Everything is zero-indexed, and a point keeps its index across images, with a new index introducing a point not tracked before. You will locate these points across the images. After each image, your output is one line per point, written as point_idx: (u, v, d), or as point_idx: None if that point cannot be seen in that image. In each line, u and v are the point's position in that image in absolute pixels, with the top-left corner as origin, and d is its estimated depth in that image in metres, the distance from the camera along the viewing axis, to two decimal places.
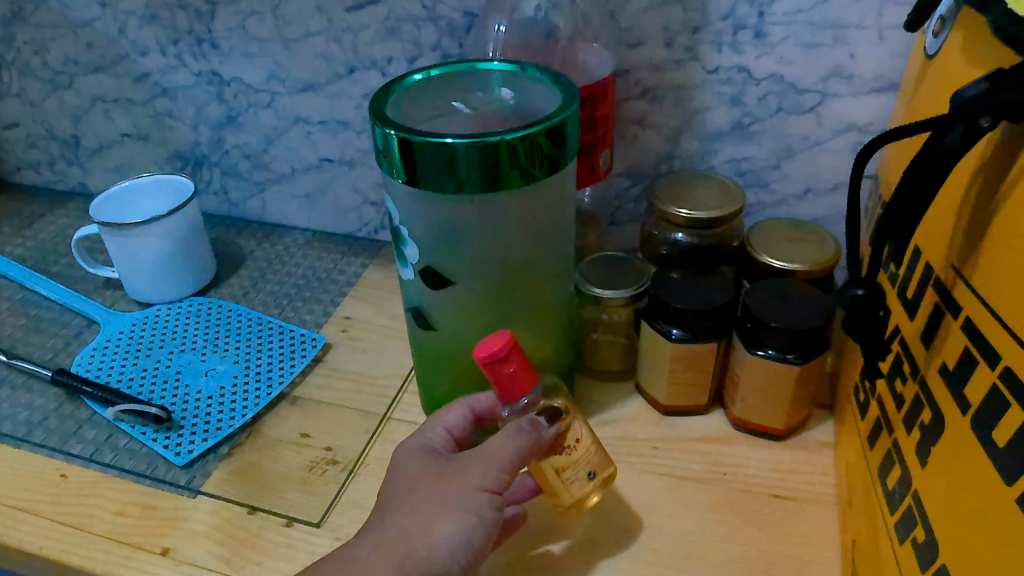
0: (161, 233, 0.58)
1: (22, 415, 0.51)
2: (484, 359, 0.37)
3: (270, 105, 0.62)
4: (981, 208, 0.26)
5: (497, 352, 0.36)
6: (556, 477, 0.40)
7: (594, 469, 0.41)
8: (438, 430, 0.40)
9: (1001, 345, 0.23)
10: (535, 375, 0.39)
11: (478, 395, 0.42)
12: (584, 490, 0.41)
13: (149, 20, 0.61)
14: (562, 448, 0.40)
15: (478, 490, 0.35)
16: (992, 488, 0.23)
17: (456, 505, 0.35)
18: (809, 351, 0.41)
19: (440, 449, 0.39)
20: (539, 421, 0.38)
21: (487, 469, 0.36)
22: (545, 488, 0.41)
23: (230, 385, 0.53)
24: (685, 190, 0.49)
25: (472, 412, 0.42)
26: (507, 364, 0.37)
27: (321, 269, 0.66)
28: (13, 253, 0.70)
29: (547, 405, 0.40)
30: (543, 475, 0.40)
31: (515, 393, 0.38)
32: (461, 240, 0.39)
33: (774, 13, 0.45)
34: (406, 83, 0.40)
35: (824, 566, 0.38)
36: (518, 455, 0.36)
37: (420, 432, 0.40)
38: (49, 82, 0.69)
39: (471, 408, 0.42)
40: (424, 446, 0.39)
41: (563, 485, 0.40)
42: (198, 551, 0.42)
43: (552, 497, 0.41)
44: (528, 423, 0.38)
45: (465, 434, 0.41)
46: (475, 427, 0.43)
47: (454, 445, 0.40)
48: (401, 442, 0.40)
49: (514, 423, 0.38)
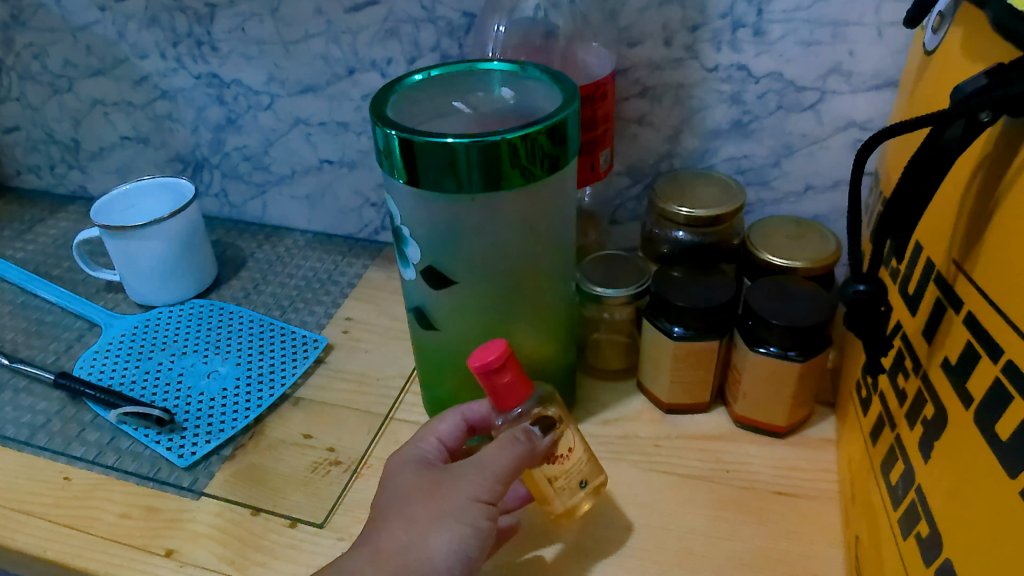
0: (163, 236, 0.59)
1: (25, 419, 0.51)
2: (478, 368, 0.37)
3: (270, 107, 0.62)
4: (982, 203, 0.26)
5: (492, 362, 0.36)
6: (547, 485, 0.40)
7: (585, 478, 0.41)
8: (431, 441, 0.41)
9: (1005, 338, 0.23)
10: (530, 384, 0.38)
11: (471, 404, 0.42)
12: (574, 499, 0.41)
13: (148, 23, 0.61)
14: (555, 457, 0.40)
15: (473, 501, 0.35)
16: (995, 480, 0.23)
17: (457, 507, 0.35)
18: (811, 348, 0.41)
19: (433, 459, 0.40)
20: (534, 431, 0.38)
21: (489, 467, 0.36)
22: (537, 496, 0.41)
23: (232, 386, 0.53)
24: (685, 188, 0.50)
25: (465, 421, 0.42)
26: (502, 376, 0.37)
27: (322, 270, 0.66)
28: (14, 257, 0.70)
29: (541, 415, 0.39)
30: (533, 482, 0.40)
31: (509, 402, 0.38)
32: (462, 241, 0.39)
33: (772, 11, 0.45)
34: (407, 84, 0.40)
35: (827, 561, 0.38)
36: (512, 467, 0.36)
37: (414, 441, 0.41)
38: (48, 86, 0.69)
39: (465, 417, 0.42)
40: (417, 458, 0.39)
41: (553, 493, 0.40)
42: (202, 552, 0.42)
43: (543, 505, 0.41)
44: (523, 433, 0.37)
45: (458, 443, 0.42)
46: (469, 435, 0.43)
47: (446, 454, 0.41)
48: (395, 451, 0.40)
49: (509, 432, 0.37)
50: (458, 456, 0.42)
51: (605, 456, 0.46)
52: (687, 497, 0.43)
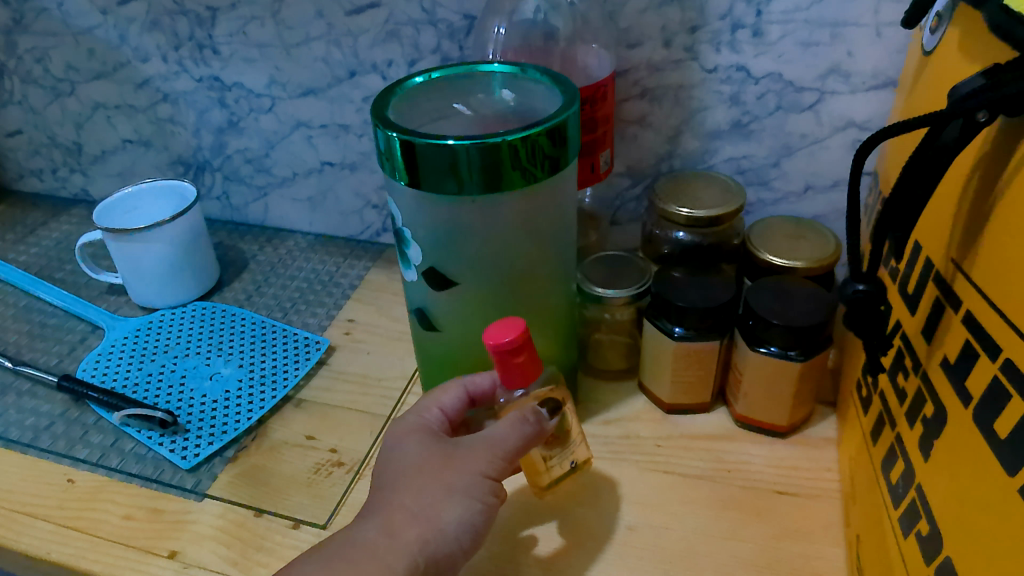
0: (165, 239, 0.59)
1: (29, 421, 0.52)
2: (493, 347, 0.37)
3: (271, 110, 0.63)
4: (979, 203, 0.26)
5: (510, 343, 0.37)
6: (542, 462, 0.41)
7: (577, 458, 0.43)
8: (434, 410, 0.40)
9: (1002, 338, 0.24)
10: (541, 367, 0.39)
11: (474, 376, 0.42)
12: (560, 476, 0.43)
13: (150, 26, 0.62)
14: (555, 437, 0.41)
15: (478, 484, 0.36)
16: (994, 478, 0.23)
17: (462, 493, 0.35)
18: (812, 348, 0.41)
19: (435, 428, 0.39)
20: (542, 412, 0.39)
21: (488, 461, 0.36)
22: (527, 469, 0.42)
23: (235, 388, 0.53)
24: (685, 189, 0.50)
25: (468, 394, 0.42)
26: (519, 355, 0.37)
27: (324, 272, 0.66)
28: (17, 261, 0.70)
29: (547, 397, 0.40)
30: (530, 460, 0.41)
31: (519, 383, 0.38)
32: (464, 241, 0.40)
33: (771, 12, 0.46)
34: (407, 87, 0.40)
35: (828, 561, 0.39)
36: (518, 446, 0.37)
37: (417, 411, 0.40)
38: (50, 89, 0.70)
39: (467, 390, 0.42)
40: (422, 427, 0.39)
41: (547, 469, 0.42)
42: (205, 554, 0.42)
43: (531, 477, 0.42)
44: (533, 413, 0.38)
45: (460, 414, 0.41)
46: (469, 409, 0.42)
47: (446, 424, 0.40)
48: (398, 420, 0.40)
49: (519, 412, 0.38)
50: (457, 429, 0.42)
51: (607, 455, 0.46)
52: (688, 496, 0.43)
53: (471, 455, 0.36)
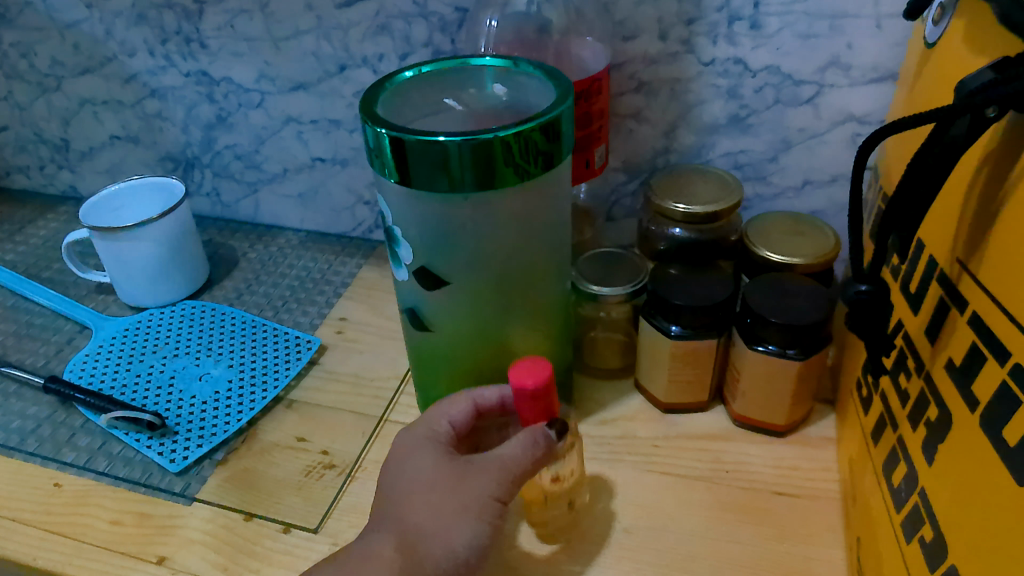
0: (153, 237, 0.58)
1: (15, 424, 0.51)
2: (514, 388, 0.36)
3: (261, 105, 0.62)
4: (987, 201, 0.26)
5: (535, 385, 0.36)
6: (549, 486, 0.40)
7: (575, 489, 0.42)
8: (442, 425, 0.39)
9: (1012, 341, 0.23)
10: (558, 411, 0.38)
11: (484, 390, 0.41)
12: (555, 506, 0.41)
13: (137, 20, 0.60)
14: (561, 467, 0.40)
15: (487, 503, 0.34)
16: (1002, 487, 0.22)
17: (469, 512, 0.34)
18: (811, 347, 0.41)
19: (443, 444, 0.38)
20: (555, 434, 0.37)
21: (497, 481, 0.35)
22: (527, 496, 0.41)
23: (224, 389, 0.52)
24: (682, 185, 0.49)
25: (476, 408, 0.40)
26: (543, 399, 0.36)
27: (316, 269, 0.65)
28: (4, 259, 0.69)
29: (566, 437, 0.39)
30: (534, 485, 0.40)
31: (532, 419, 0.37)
32: (456, 240, 0.39)
33: (769, 3, 0.45)
34: (397, 81, 0.39)
35: (828, 563, 0.38)
36: (529, 468, 0.35)
37: (425, 424, 0.39)
38: (36, 84, 0.68)
39: (476, 404, 0.40)
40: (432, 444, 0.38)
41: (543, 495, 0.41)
42: (195, 559, 0.41)
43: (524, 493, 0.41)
44: (544, 436, 0.36)
45: (467, 429, 0.40)
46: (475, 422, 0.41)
47: (456, 441, 0.39)
48: (407, 431, 0.39)
49: (530, 434, 0.36)
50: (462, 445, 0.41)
51: (603, 456, 0.46)
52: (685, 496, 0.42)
53: (481, 475, 0.35)
